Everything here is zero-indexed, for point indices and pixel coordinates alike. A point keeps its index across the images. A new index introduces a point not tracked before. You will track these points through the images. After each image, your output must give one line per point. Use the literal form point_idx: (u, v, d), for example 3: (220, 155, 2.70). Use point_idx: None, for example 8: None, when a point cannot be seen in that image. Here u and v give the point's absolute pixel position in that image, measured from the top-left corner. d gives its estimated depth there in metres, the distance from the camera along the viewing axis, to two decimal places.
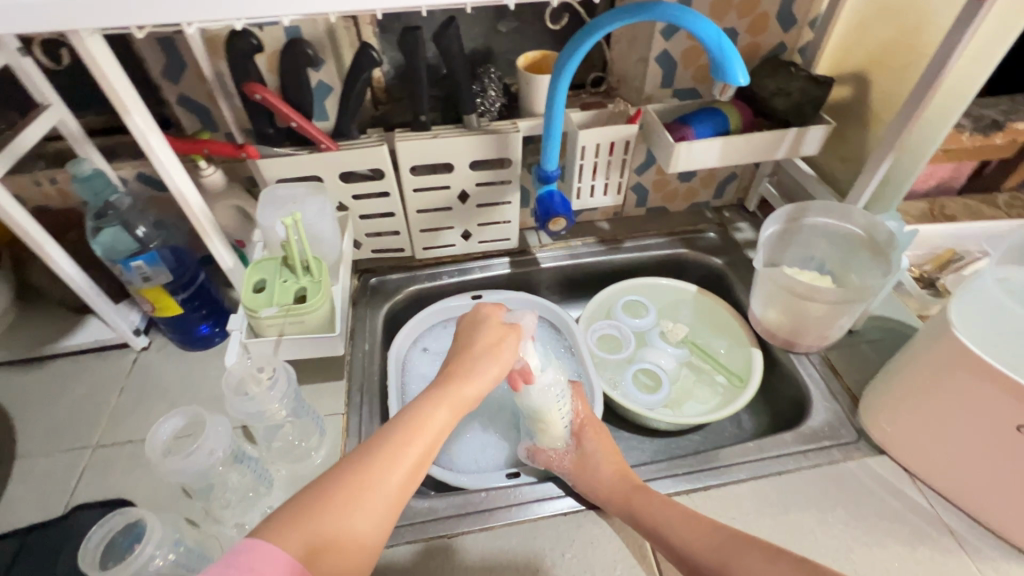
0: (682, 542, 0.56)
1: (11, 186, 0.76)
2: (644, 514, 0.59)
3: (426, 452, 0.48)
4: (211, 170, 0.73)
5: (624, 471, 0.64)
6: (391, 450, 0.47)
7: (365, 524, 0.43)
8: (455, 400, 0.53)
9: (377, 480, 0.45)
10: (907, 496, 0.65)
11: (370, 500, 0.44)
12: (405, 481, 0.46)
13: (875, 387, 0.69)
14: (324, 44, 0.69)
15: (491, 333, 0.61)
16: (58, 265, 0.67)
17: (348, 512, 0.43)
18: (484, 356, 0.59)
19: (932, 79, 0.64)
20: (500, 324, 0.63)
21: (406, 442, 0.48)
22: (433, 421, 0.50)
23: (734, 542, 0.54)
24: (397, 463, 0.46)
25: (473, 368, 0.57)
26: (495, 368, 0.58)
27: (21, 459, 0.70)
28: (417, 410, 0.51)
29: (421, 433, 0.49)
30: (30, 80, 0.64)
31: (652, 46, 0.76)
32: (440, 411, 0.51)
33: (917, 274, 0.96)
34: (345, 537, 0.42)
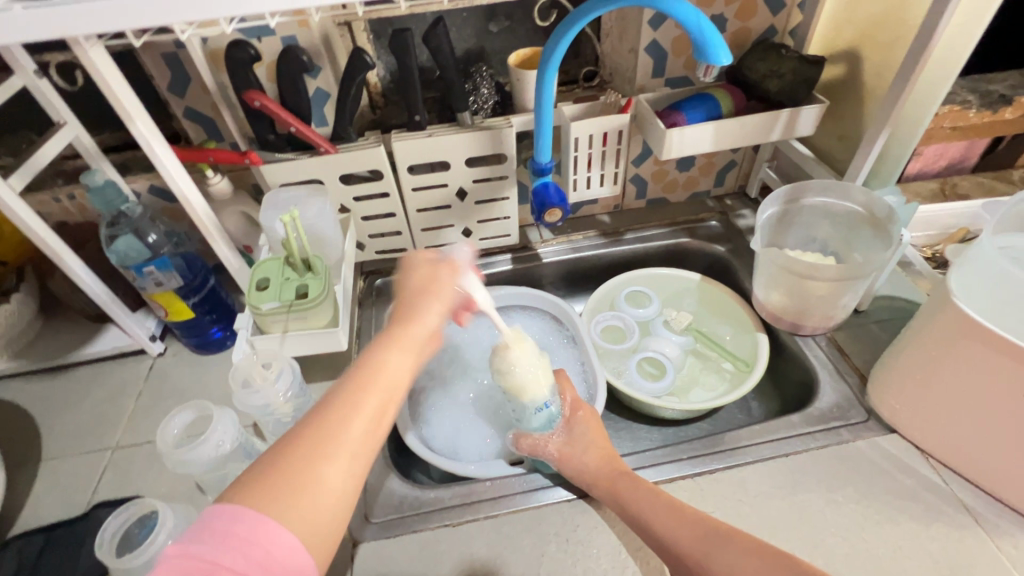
0: (665, 530, 0.54)
1: (33, 203, 0.80)
2: (628, 501, 0.58)
3: (384, 399, 0.46)
4: (217, 179, 0.74)
5: (606, 458, 0.64)
6: (346, 402, 0.45)
7: (335, 480, 0.42)
8: (407, 340, 0.51)
9: (340, 433, 0.43)
10: (920, 474, 0.64)
11: (336, 453, 0.42)
12: (368, 430, 0.44)
13: (882, 364, 0.68)
14: (320, 51, 0.72)
15: (420, 274, 0.57)
16: (77, 275, 0.71)
17: (317, 470, 0.41)
18: (427, 299, 0.55)
19: (921, 50, 0.63)
20: (429, 263, 0.58)
21: (360, 395, 0.45)
22: (388, 368, 0.48)
23: (714, 534, 0.51)
24: (355, 412, 0.44)
25: (415, 306, 0.54)
26: (438, 305, 0.55)
27: (46, 462, 0.73)
28: (368, 359, 0.48)
29: (374, 381, 0.47)
30: (46, 100, 0.67)
31: (641, 36, 0.77)
32: (391, 354, 0.49)
33: (927, 253, 0.96)
34: (315, 498, 0.40)
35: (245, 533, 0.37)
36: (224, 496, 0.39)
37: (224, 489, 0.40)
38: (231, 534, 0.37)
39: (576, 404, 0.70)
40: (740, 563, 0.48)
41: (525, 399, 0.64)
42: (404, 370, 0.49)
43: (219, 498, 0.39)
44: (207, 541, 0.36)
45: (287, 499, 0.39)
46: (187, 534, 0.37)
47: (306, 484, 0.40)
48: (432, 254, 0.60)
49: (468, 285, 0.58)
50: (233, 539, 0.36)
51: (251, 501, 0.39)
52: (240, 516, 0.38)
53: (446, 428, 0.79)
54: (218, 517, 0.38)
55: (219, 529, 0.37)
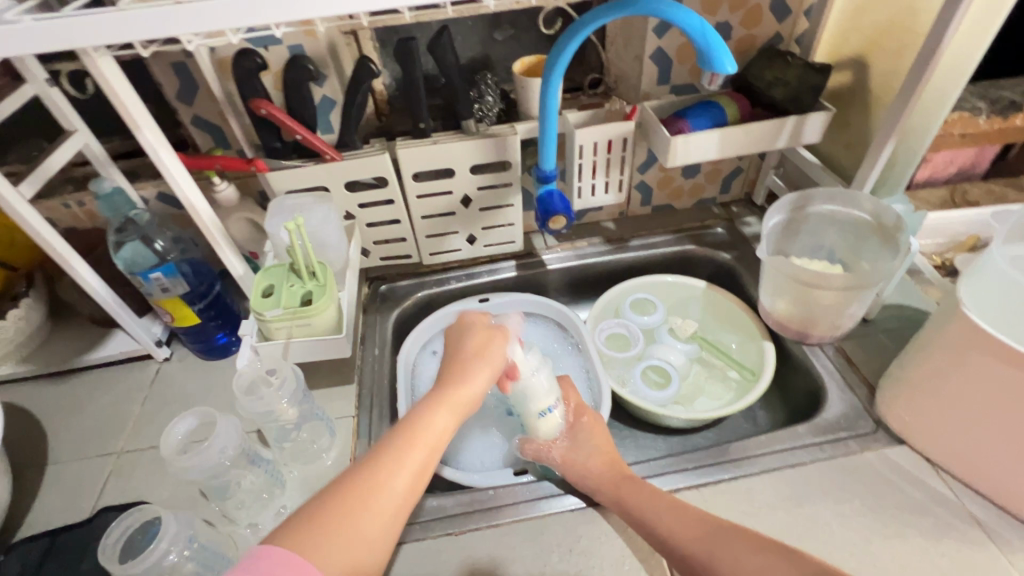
0: (669, 531, 0.54)
1: (42, 210, 0.81)
2: (633, 505, 0.58)
3: (431, 457, 0.50)
4: (224, 185, 0.75)
5: (611, 461, 0.63)
6: (396, 457, 0.47)
7: (375, 530, 0.43)
8: (454, 401, 0.54)
9: (386, 486, 0.46)
10: (930, 487, 0.63)
11: (381, 506, 0.45)
12: (412, 483, 0.47)
13: (891, 374, 0.67)
14: (326, 59, 0.72)
15: (478, 337, 0.61)
16: (85, 281, 0.71)
17: (361, 519, 0.43)
18: (480, 362, 0.59)
19: (928, 59, 0.63)
20: (484, 329, 0.63)
21: (408, 452, 0.48)
22: (433, 424, 0.51)
23: (719, 533, 0.51)
24: (402, 467, 0.47)
25: (468, 372, 0.57)
26: (488, 372, 0.59)
27: (52, 466, 0.73)
28: (419, 417, 0.52)
29: (421, 438, 0.50)
30: (57, 108, 0.68)
31: (646, 44, 0.77)
32: (440, 414, 0.52)
33: (937, 261, 0.93)
34: (356, 547, 0.42)
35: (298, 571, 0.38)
36: (274, 538, 0.40)
37: (271, 532, 0.41)
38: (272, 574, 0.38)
39: (581, 409, 0.70)
40: (745, 560, 0.48)
41: (530, 403, 0.65)
42: (446, 429, 0.52)
43: (266, 540, 0.40)
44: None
45: (332, 549, 0.41)
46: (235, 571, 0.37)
47: (351, 533, 0.42)
48: (488, 319, 0.65)
49: (516, 355, 0.63)
50: None
51: (295, 545, 0.40)
52: (290, 558, 0.39)
53: (449, 435, 0.79)
54: (266, 555, 0.39)
55: (265, 567, 0.38)
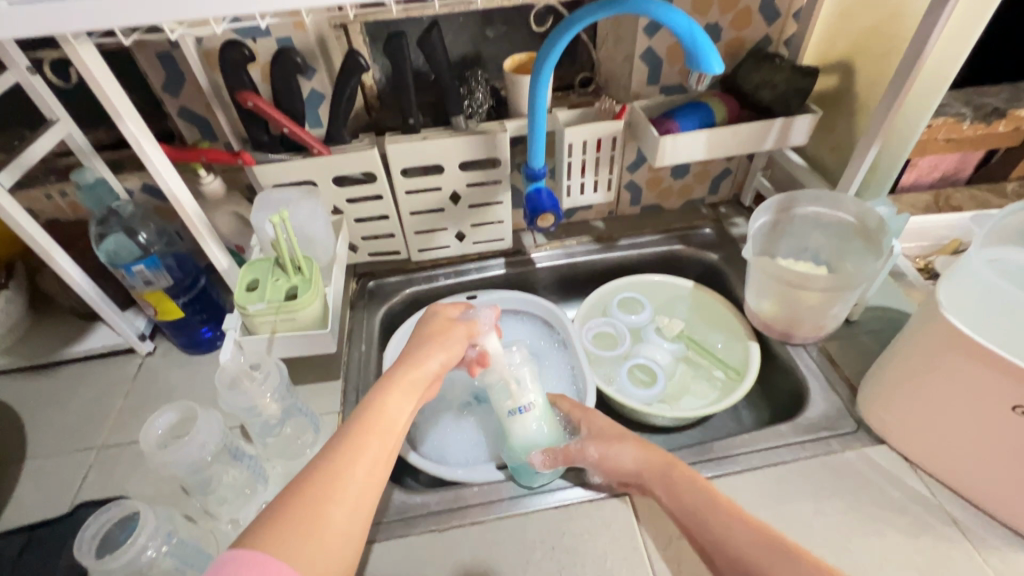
0: (720, 534, 0.51)
1: (24, 200, 0.80)
2: (685, 498, 0.56)
3: (389, 440, 0.47)
4: (210, 178, 0.74)
5: (648, 452, 0.62)
6: (351, 443, 0.45)
7: (343, 522, 0.41)
8: (410, 382, 0.53)
9: (347, 472, 0.43)
10: (908, 486, 0.64)
11: (344, 496, 0.42)
12: (372, 471, 0.45)
13: (872, 374, 0.67)
14: (315, 52, 0.72)
15: (435, 325, 0.63)
16: (66, 273, 0.70)
17: (324, 511, 0.40)
18: (430, 345, 0.59)
19: (912, 64, 0.64)
20: (444, 319, 0.64)
21: (363, 438, 0.46)
22: (389, 408, 0.49)
23: (774, 548, 0.47)
24: (362, 454, 0.45)
25: (421, 353, 0.57)
26: (438, 350, 0.59)
27: (30, 460, 0.72)
28: (372, 402, 0.50)
29: (377, 424, 0.48)
30: (39, 97, 0.67)
31: (636, 43, 0.77)
32: (394, 397, 0.51)
33: (919, 264, 0.96)
34: (323, 541, 0.39)
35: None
36: (244, 540, 0.37)
37: (245, 532, 0.38)
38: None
39: (584, 409, 0.71)
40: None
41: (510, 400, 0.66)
42: (403, 412, 0.50)
43: (240, 540, 0.37)
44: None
45: (294, 543, 0.38)
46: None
47: (315, 528, 0.39)
48: (453, 313, 0.66)
49: (488, 344, 0.65)
50: None
51: (266, 545, 0.37)
52: (258, 559, 0.36)
53: (434, 432, 0.79)
54: (237, 559, 0.36)
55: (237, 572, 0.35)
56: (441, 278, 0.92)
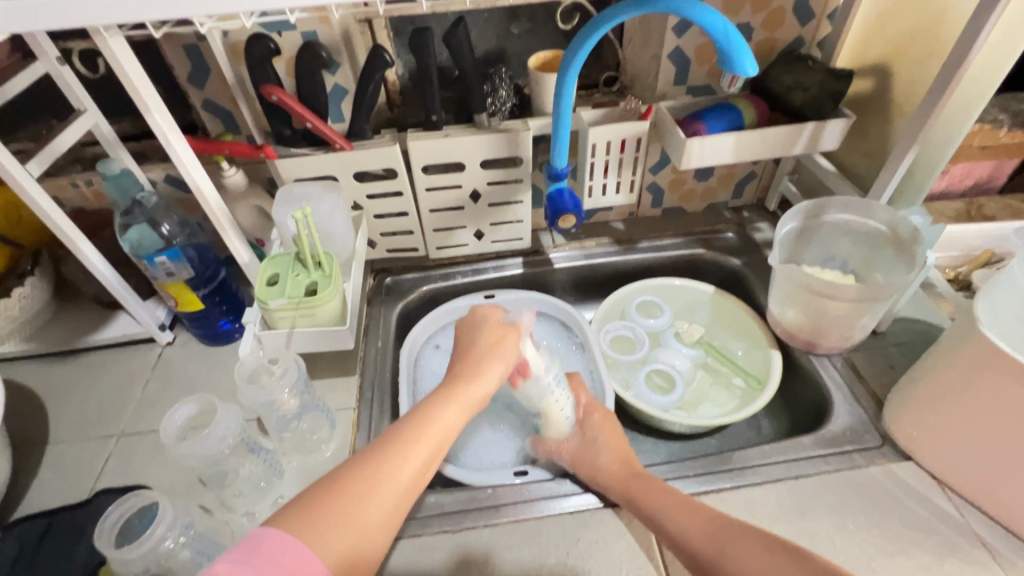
0: (676, 527, 0.53)
1: (51, 188, 0.81)
2: (642, 500, 0.58)
3: (435, 450, 0.49)
4: (233, 171, 0.75)
5: (622, 459, 0.63)
6: (402, 448, 0.47)
7: (380, 516, 0.43)
8: (467, 397, 0.54)
9: (393, 473, 0.45)
10: (935, 504, 0.62)
11: (382, 495, 0.44)
12: (415, 478, 0.47)
13: (900, 389, 0.66)
14: (339, 47, 0.72)
15: (491, 334, 0.61)
16: (90, 262, 0.71)
17: (364, 507, 0.43)
18: (490, 356, 0.59)
19: (954, 69, 0.61)
20: (498, 325, 0.62)
21: (414, 445, 0.48)
22: (441, 419, 0.51)
23: (728, 531, 0.51)
24: (409, 458, 0.47)
25: (480, 367, 0.57)
26: (500, 367, 0.59)
27: (52, 445, 0.73)
28: (426, 409, 0.51)
29: (432, 431, 0.49)
30: (68, 87, 0.67)
31: (664, 43, 0.75)
32: (448, 409, 0.52)
33: (950, 274, 0.92)
34: (358, 532, 0.42)
35: (298, 558, 0.38)
36: (272, 520, 0.40)
37: (272, 513, 0.41)
38: (274, 560, 0.38)
39: (589, 408, 0.71)
40: (753, 559, 0.47)
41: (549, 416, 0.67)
42: (453, 423, 0.52)
43: (265, 523, 0.40)
44: (248, 560, 0.37)
45: (333, 529, 0.41)
46: (231, 553, 0.37)
47: (355, 518, 0.42)
48: (500, 316, 0.64)
49: (527, 352, 0.63)
50: (281, 569, 0.37)
51: (298, 528, 0.40)
52: (289, 543, 0.39)
53: None
54: (263, 539, 0.39)
55: (267, 552, 0.38)
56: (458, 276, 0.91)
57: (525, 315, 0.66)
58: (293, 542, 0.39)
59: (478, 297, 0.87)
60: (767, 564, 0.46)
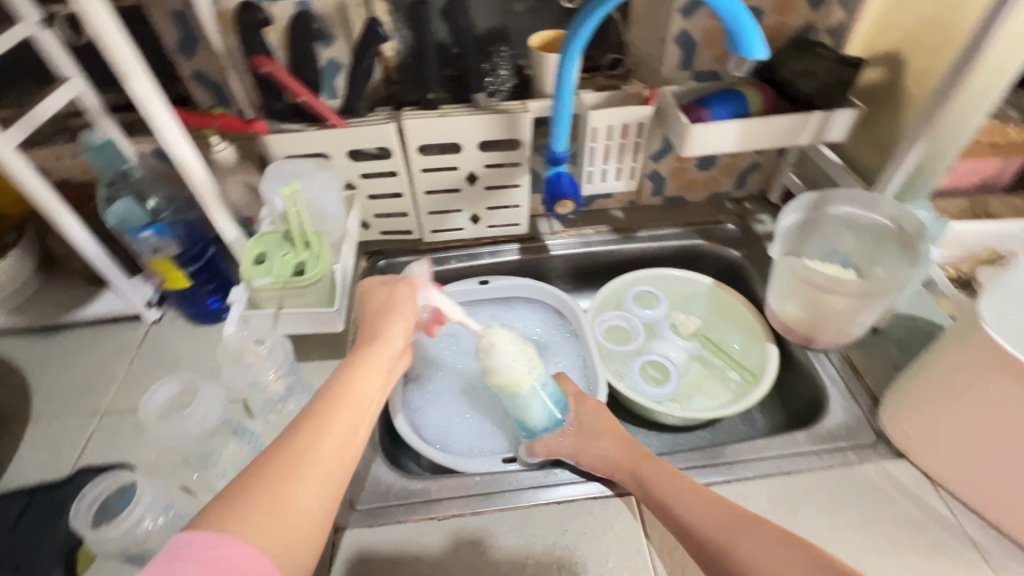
0: (687, 513, 0.53)
1: (36, 159, 0.79)
2: (653, 481, 0.57)
3: (356, 418, 0.46)
4: (222, 146, 0.72)
5: (627, 445, 0.62)
6: (318, 420, 0.44)
7: (309, 496, 0.40)
8: (377, 356, 0.51)
9: (310, 450, 0.42)
10: (927, 503, 0.61)
11: (306, 476, 0.41)
12: (340, 449, 0.43)
13: (898, 386, 0.65)
14: (334, 19, 0.69)
15: (381, 296, 0.59)
16: (72, 235, 0.69)
17: (287, 488, 0.40)
18: (389, 315, 0.57)
19: (969, 60, 0.59)
20: (385, 285, 0.61)
21: (332, 412, 0.45)
22: (357, 385, 0.48)
23: (740, 521, 0.50)
24: (329, 429, 0.43)
25: (383, 326, 0.55)
26: (402, 322, 0.56)
27: (34, 421, 0.72)
28: (340, 379, 0.48)
29: (345, 400, 0.46)
30: (51, 53, 0.65)
31: (671, 25, 0.73)
32: (361, 375, 0.49)
33: (952, 273, 0.90)
34: (287, 514, 0.39)
35: (226, 555, 0.35)
36: (195, 522, 0.37)
37: (193, 517, 0.37)
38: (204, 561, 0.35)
39: (580, 396, 0.70)
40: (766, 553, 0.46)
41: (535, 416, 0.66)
42: (372, 387, 0.49)
43: (186, 527, 0.37)
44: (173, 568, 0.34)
45: (255, 516, 0.38)
46: (158, 562, 0.34)
47: (280, 503, 0.39)
48: (389, 278, 0.62)
49: (432, 300, 0.65)
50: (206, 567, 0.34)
51: (220, 523, 0.37)
52: (212, 542, 0.36)
53: (439, 419, 0.78)
54: (186, 542, 0.35)
55: (196, 555, 0.35)
56: (453, 261, 0.90)
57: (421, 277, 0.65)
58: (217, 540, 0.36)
59: (474, 282, 0.86)
60: (780, 559, 0.45)
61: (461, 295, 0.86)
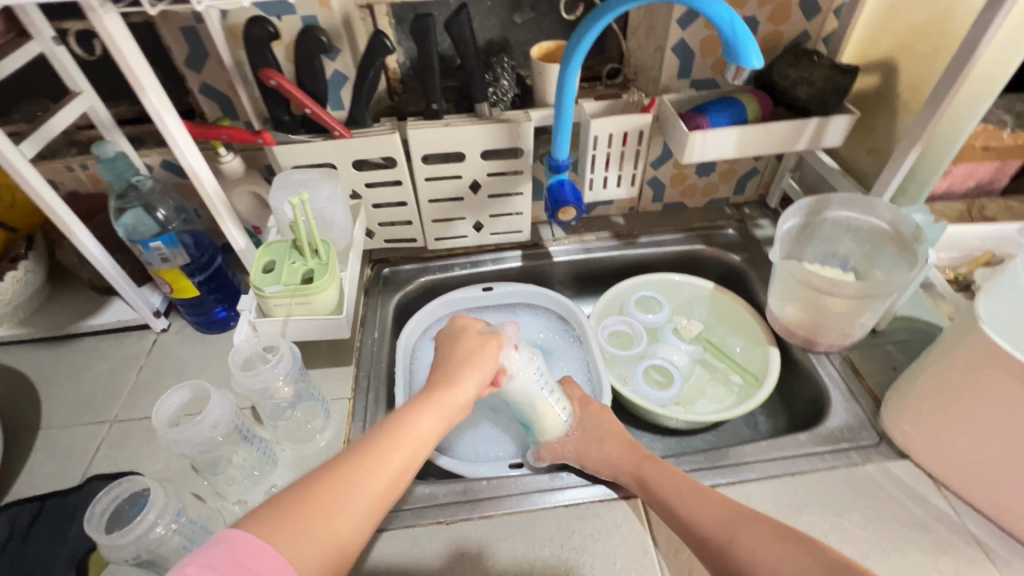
0: (688, 512, 0.54)
1: (46, 171, 0.80)
2: (655, 481, 0.58)
3: (410, 459, 0.48)
4: (229, 157, 0.74)
5: (629, 447, 0.63)
6: (376, 454, 0.47)
7: (349, 524, 0.43)
8: (442, 408, 0.54)
9: (363, 481, 0.45)
10: (931, 503, 0.62)
11: (352, 503, 0.44)
12: (387, 487, 0.46)
13: (899, 386, 0.65)
14: (340, 32, 0.71)
15: (470, 343, 0.61)
16: (83, 245, 0.70)
17: (333, 512, 0.43)
18: (470, 365, 0.59)
19: (961, 66, 0.61)
20: (476, 334, 0.63)
21: (388, 450, 0.48)
22: (414, 425, 0.50)
23: (741, 519, 0.51)
24: (383, 466, 0.46)
25: (458, 374, 0.57)
26: (476, 373, 0.58)
27: (44, 430, 0.73)
28: (403, 419, 0.51)
29: (405, 439, 0.49)
30: (64, 68, 0.66)
31: (669, 34, 0.74)
32: (425, 418, 0.52)
33: (950, 275, 0.91)
34: (327, 538, 0.42)
35: (264, 564, 0.38)
36: (246, 522, 0.40)
37: (242, 516, 0.41)
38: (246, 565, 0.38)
39: (585, 401, 0.71)
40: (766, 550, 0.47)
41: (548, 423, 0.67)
42: (429, 431, 0.51)
43: (236, 523, 0.40)
44: (216, 564, 0.37)
45: (298, 535, 0.41)
46: (202, 552, 0.37)
47: (321, 526, 0.42)
48: (479, 327, 0.64)
49: (506, 359, 0.64)
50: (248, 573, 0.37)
51: (266, 532, 0.40)
52: (255, 548, 0.39)
53: None
54: (233, 542, 0.38)
55: (236, 557, 0.38)
56: (456, 268, 0.90)
57: (508, 325, 0.67)
58: (257, 547, 0.39)
59: (478, 289, 0.87)
60: (779, 556, 0.46)
61: (465, 301, 0.87)
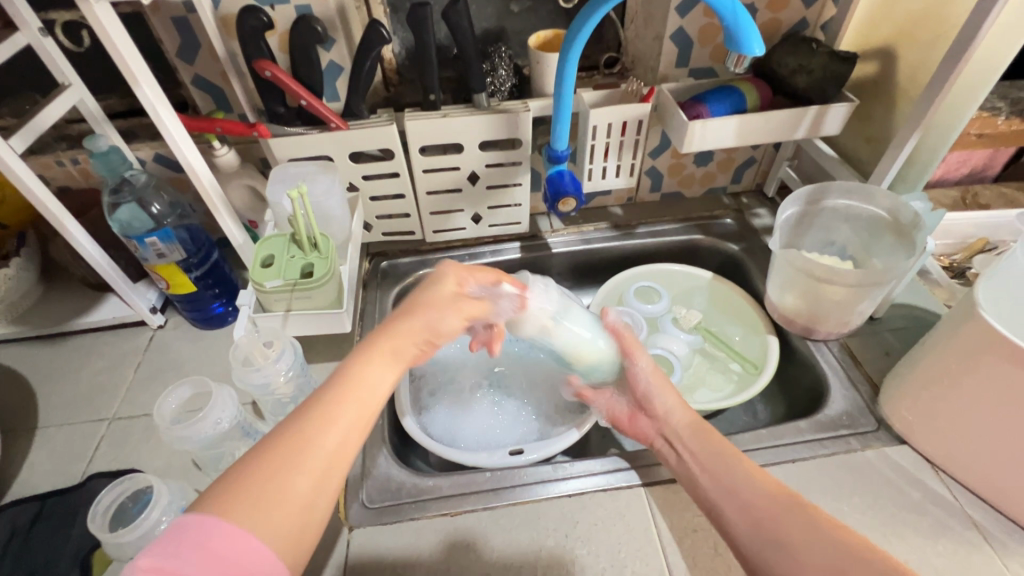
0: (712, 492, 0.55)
1: (36, 167, 0.78)
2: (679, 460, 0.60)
3: (363, 413, 0.45)
4: (224, 150, 0.73)
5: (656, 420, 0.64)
6: (321, 414, 0.44)
7: (307, 487, 0.40)
8: (396, 349, 0.50)
9: (315, 441, 0.42)
10: (928, 486, 0.63)
11: (306, 466, 0.41)
12: (342, 442, 0.43)
13: (898, 373, 0.66)
14: (335, 22, 0.69)
15: (429, 294, 0.56)
16: (77, 242, 0.68)
17: (287, 481, 0.40)
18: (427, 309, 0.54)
19: (960, 53, 0.61)
20: (448, 285, 0.57)
21: (337, 407, 0.44)
22: (367, 377, 0.47)
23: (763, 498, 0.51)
24: (333, 423, 0.43)
25: (405, 318, 0.53)
26: (430, 315, 0.54)
27: (43, 428, 0.72)
28: (349, 369, 0.47)
29: (354, 391, 0.46)
30: (53, 61, 0.65)
31: (667, 23, 0.74)
32: (377, 367, 0.48)
33: (945, 263, 0.92)
34: (281, 506, 0.39)
35: (222, 543, 0.36)
36: (198, 504, 0.37)
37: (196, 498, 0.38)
38: (204, 547, 0.35)
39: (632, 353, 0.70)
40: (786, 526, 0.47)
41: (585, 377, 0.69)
42: (382, 383, 0.48)
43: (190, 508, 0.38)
44: (171, 552, 0.35)
45: (253, 509, 0.38)
46: (158, 544, 0.35)
47: (277, 495, 0.39)
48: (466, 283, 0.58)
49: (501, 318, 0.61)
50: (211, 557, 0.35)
51: (221, 505, 0.38)
52: (210, 527, 0.36)
53: (445, 415, 0.78)
54: (185, 529, 0.36)
55: (193, 539, 0.35)
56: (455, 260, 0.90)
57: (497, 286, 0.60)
58: (217, 525, 0.37)
59: None
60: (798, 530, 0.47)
61: None
